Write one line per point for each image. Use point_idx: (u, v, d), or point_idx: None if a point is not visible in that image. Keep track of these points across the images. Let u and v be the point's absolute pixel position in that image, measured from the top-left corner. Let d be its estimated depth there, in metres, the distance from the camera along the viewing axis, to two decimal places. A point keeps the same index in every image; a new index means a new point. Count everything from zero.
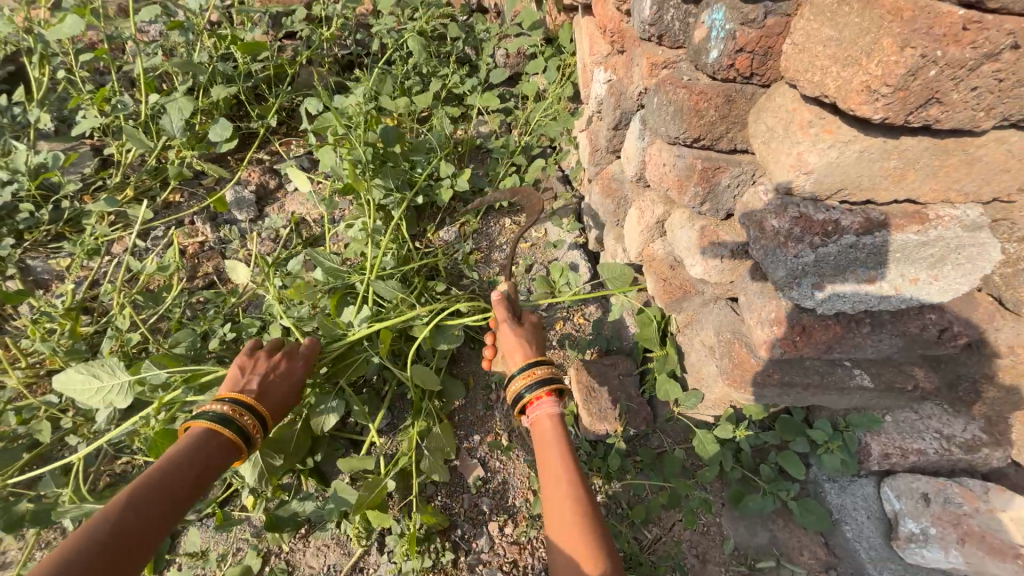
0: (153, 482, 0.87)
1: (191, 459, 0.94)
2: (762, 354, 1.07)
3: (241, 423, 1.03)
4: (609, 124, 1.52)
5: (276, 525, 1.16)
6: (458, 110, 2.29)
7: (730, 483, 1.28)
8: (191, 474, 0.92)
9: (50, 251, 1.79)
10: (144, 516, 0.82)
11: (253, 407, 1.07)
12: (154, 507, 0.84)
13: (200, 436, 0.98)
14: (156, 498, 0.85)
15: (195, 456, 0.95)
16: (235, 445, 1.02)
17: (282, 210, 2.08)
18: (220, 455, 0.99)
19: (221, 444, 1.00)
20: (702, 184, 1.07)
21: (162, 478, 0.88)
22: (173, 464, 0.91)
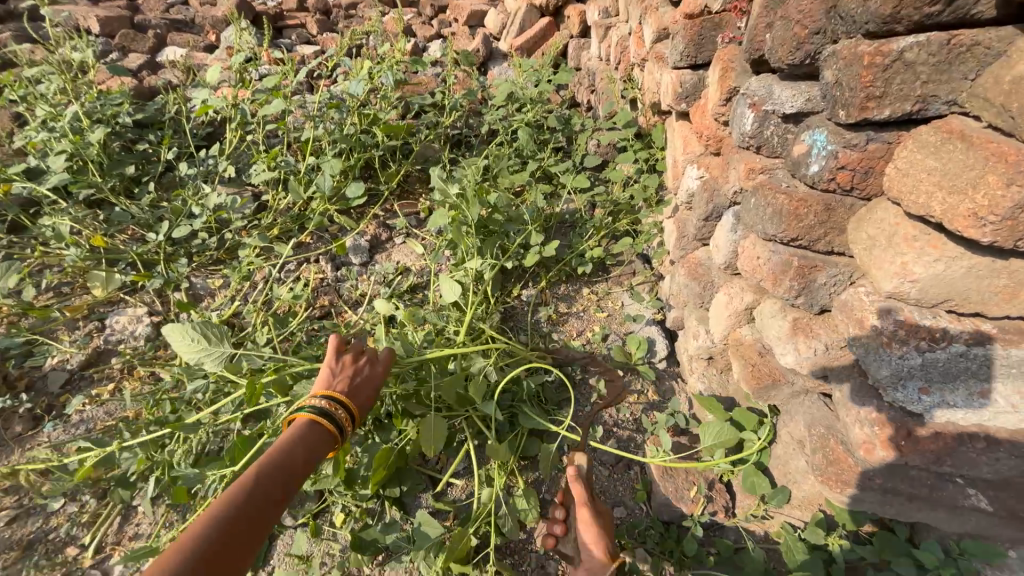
0: (274, 463, 1.03)
1: (301, 446, 1.09)
2: (860, 455, 1.05)
3: (337, 414, 1.19)
4: (700, 215, 1.66)
5: (362, 545, 1.24)
6: (550, 187, 2.56)
7: None
8: (301, 461, 1.07)
9: (209, 273, 2.18)
10: (269, 490, 0.98)
11: (346, 404, 1.22)
12: (274, 486, 0.99)
13: (304, 425, 1.14)
14: (277, 477, 1.01)
15: (302, 443, 1.10)
16: (332, 433, 1.17)
17: (389, 259, 2.38)
18: (320, 443, 1.14)
19: (320, 433, 1.15)
20: (798, 280, 1.15)
21: (280, 461, 1.04)
22: (288, 450, 1.07)
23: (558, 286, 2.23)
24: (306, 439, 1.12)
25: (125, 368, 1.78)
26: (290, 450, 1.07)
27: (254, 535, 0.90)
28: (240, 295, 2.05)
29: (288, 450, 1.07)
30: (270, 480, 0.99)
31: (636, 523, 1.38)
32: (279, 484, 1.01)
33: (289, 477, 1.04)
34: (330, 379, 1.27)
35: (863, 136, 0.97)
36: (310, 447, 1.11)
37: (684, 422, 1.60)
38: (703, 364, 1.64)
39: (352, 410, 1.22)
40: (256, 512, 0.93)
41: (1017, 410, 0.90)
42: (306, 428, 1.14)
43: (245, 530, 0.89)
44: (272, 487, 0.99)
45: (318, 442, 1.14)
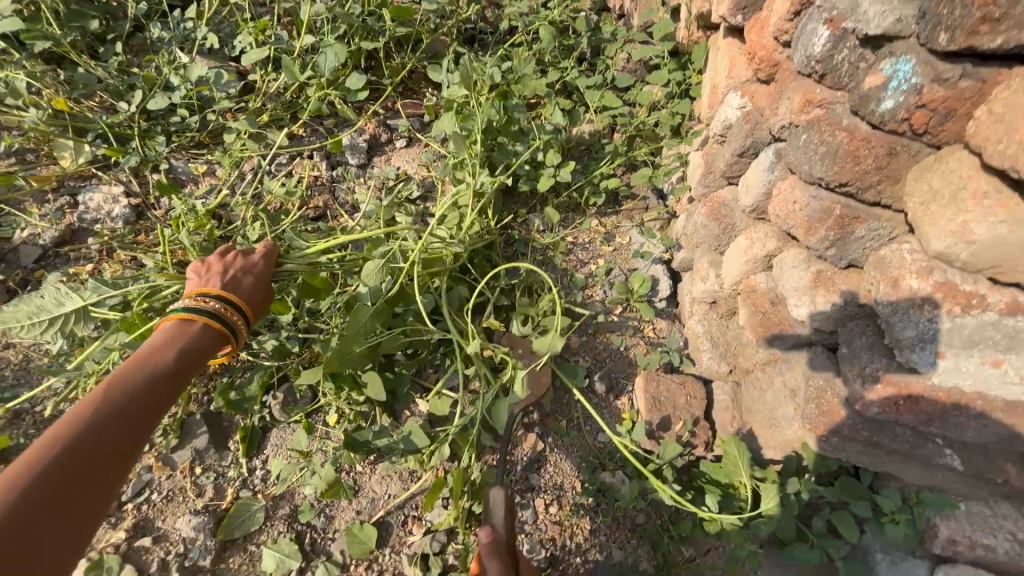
0: (149, 370, 1.05)
1: (170, 352, 1.10)
2: (854, 408, 1.07)
3: (213, 308, 1.19)
4: (734, 149, 1.52)
5: (354, 446, 1.27)
6: (570, 103, 2.33)
7: (776, 525, 1.30)
8: (168, 372, 1.07)
9: (191, 156, 1.98)
10: (146, 398, 1.02)
11: (222, 296, 1.22)
12: (138, 403, 1.00)
13: (174, 328, 1.14)
14: (137, 395, 1.01)
15: (172, 351, 1.10)
16: (213, 328, 1.18)
17: (388, 162, 2.19)
18: (198, 345, 1.15)
19: (198, 332, 1.16)
20: (834, 230, 1.08)
21: (142, 377, 1.03)
22: (149, 364, 1.06)
23: (566, 214, 2.13)
24: (180, 344, 1.12)
25: (103, 250, 1.68)
26: (158, 362, 1.07)
27: (133, 427, 0.97)
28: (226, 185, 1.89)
29: (153, 363, 1.06)
30: (131, 399, 0.98)
31: (618, 449, 1.44)
32: (143, 402, 1.01)
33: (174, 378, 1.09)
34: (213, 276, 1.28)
35: (958, 70, 0.83)
36: (184, 349, 1.12)
37: (678, 361, 1.61)
38: (705, 308, 1.62)
39: (229, 300, 1.22)
40: (116, 429, 0.93)
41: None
42: (180, 328, 1.15)
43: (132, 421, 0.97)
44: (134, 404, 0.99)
45: (194, 344, 1.14)
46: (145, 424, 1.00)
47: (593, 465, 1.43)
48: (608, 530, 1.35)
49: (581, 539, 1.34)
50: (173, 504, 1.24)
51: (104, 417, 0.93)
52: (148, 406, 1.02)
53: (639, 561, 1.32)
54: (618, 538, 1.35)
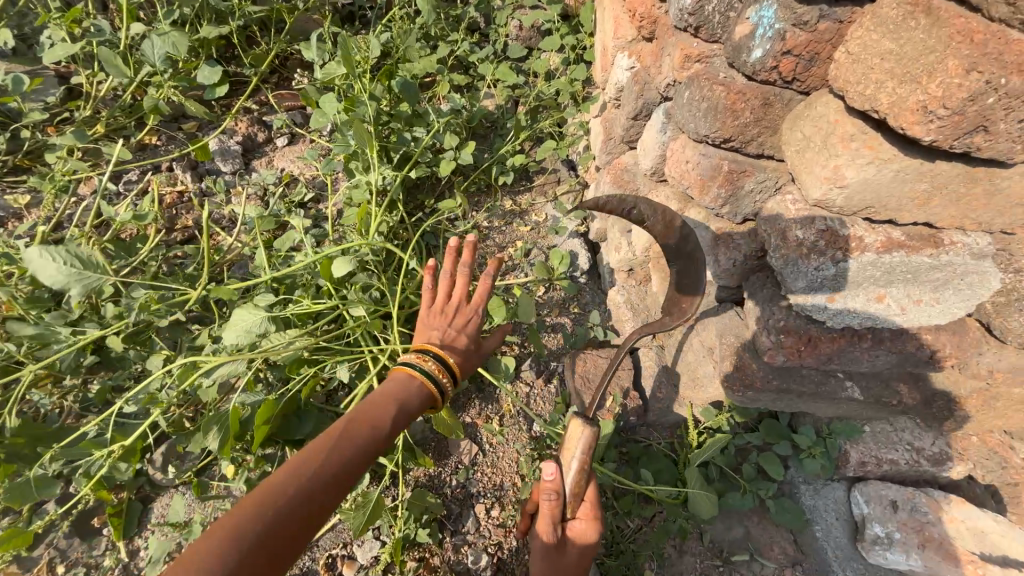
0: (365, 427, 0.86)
1: (393, 405, 0.93)
2: (764, 361, 1.08)
3: (435, 365, 1.03)
4: (629, 113, 1.48)
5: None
6: (465, 79, 2.18)
7: (711, 479, 1.34)
8: (389, 428, 0.90)
9: (5, 185, 1.61)
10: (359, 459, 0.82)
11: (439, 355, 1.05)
12: (353, 455, 0.82)
13: (398, 380, 0.99)
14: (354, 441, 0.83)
15: (392, 404, 0.94)
16: (428, 390, 1.03)
17: (270, 165, 1.93)
18: (416, 406, 0.99)
19: (417, 394, 1.00)
20: (725, 186, 1.07)
21: (360, 421, 0.87)
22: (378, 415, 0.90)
23: (477, 198, 2.02)
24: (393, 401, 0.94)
25: None
26: (377, 413, 0.90)
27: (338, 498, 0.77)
28: (58, 215, 1.55)
29: (375, 414, 0.90)
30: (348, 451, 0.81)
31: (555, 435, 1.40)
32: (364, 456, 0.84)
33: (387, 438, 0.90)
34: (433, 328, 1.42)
35: (816, 11, 0.81)
36: (408, 406, 0.96)
37: (604, 335, 1.59)
38: (624, 278, 1.61)
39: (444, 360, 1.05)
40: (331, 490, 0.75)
41: (902, 312, 0.94)
42: (402, 382, 1.00)
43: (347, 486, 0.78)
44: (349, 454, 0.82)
45: (408, 405, 0.96)
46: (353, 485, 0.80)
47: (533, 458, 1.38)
48: None
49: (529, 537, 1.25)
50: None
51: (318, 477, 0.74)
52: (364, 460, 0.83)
53: None
54: None
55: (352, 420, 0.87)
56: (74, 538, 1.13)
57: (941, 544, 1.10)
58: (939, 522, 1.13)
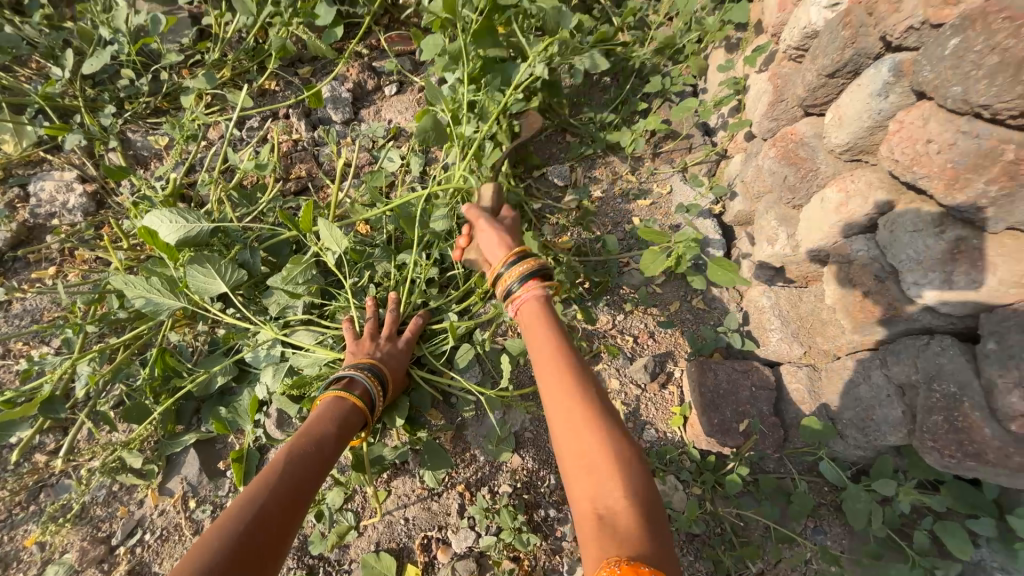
0: (306, 447, 0.90)
1: (330, 425, 0.97)
2: (1007, 426, 0.80)
3: (363, 385, 1.06)
4: (820, 68, 1.13)
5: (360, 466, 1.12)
6: (590, 22, 1.88)
7: (862, 538, 1.10)
8: (329, 444, 0.94)
9: (149, 127, 1.68)
10: (310, 465, 0.88)
11: (372, 367, 1.09)
12: (298, 477, 0.85)
13: (330, 403, 1.02)
14: (290, 476, 0.83)
15: (334, 423, 0.98)
16: (360, 409, 1.04)
17: (378, 115, 1.85)
18: (351, 421, 1.02)
19: (349, 411, 1.02)
20: (1002, 182, 0.75)
21: (299, 449, 0.89)
22: (314, 432, 0.94)
23: (591, 164, 1.79)
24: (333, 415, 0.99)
25: (64, 250, 1.46)
26: (319, 435, 0.94)
27: (298, 509, 0.81)
28: (190, 159, 1.60)
29: (315, 435, 0.94)
30: (284, 484, 0.81)
31: (668, 449, 1.24)
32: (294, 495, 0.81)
33: (326, 457, 0.92)
34: (360, 350, 1.15)
35: None
36: (339, 428, 0.98)
37: (737, 343, 1.34)
38: (773, 278, 1.34)
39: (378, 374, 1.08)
40: (272, 525, 0.75)
41: None
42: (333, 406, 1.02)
43: (294, 504, 0.80)
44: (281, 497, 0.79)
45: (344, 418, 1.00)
46: (296, 522, 0.79)
47: None
48: None
49: None
50: (169, 546, 1.10)
51: (260, 516, 0.74)
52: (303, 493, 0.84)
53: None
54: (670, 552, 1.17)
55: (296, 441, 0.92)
56: (203, 476, 1.15)
57: None
58: None
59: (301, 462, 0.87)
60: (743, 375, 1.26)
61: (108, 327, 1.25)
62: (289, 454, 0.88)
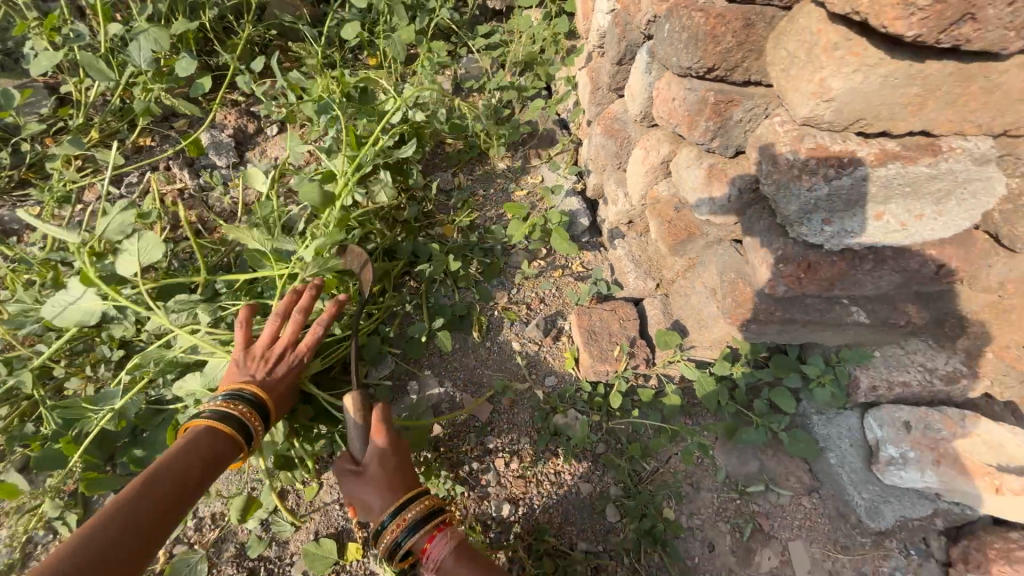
0: (168, 476, 0.88)
1: (199, 454, 0.93)
2: (765, 292, 1.08)
3: (239, 413, 1.02)
4: (613, 59, 1.44)
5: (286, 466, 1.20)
6: (447, 48, 2.14)
7: (724, 417, 1.35)
8: (196, 474, 0.91)
9: (16, 199, 1.66)
10: (168, 498, 0.86)
11: (253, 394, 1.06)
12: (154, 512, 0.83)
13: (201, 430, 0.97)
14: (142, 512, 0.81)
15: (203, 451, 0.95)
16: (234, 439, 1.00)
17: (262, 154, 1.95)
18: (224, 449, 0.98)
19: (221, 439, 0.98)
20: (714, 119, 1.04)
21: (160, 478, 0.86)
22: (181, 461, 0.90)
23: (469, 167, 2.01)
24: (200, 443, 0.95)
25: None
26: (185, 464, 0.91)
27: (141, 549, 0.78)
28: (66, 222, 1.60)
29: (180, 463, 0.90)
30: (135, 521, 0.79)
31: (566, 389, 1.42)
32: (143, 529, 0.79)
33: (189, 489, 0.90)
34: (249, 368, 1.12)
35: None
36: (208, 456, 0.95)
37: (607, 289, 1.58)
38: (625, 230, 1.61)
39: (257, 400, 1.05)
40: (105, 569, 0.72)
41: (903, 228, 0.94)
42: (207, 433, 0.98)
43: (137, 543, 0.78)
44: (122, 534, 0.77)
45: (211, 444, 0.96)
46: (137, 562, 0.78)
47: (546, 412, 1.39)
48: (570, 469, 1.34)
49: (545, 487, 1.31)
50: None
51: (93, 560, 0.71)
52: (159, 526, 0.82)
53: (608, 489, 1.30)
54: (583, 473, 1.32)
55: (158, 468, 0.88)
56: None
57: (955, 457, 1.14)
58: (954, 437, 1.15)
59: (158, 495, 0.84)
60: (613, 312, 1.50)
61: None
62: (149, 482, 0.85)
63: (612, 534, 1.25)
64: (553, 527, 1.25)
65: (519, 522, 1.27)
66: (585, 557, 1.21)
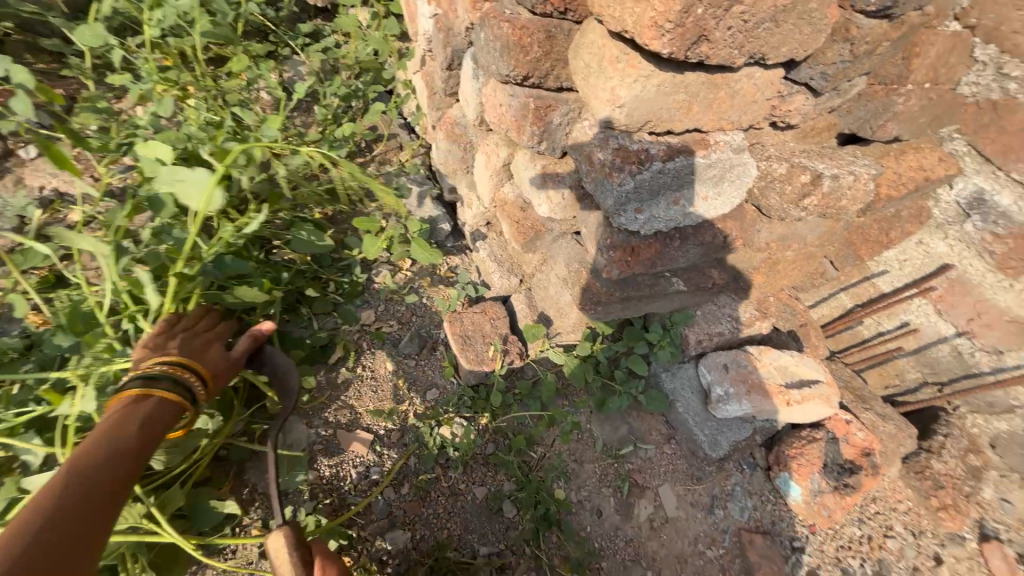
0: (105, 453, 0.85)
1: (133, 430, 0.91)
2: (605, 278, 1.19)
3: (167, 379, 0.99)
4: (442, 64, 1.45)
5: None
6: (264, 49, 1.92)
7: (594, 392, 1.47)
8: (128, 456, 0.87)
9: None
10: (105, 475, 0.83)
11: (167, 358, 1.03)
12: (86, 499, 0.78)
13: (128, 403, 0.94)
14: (81, 489, 0.78)
15: (138, 427, 0.92)
16: (172, 402, 0.98)
17: (19, 185, 1.52)
18: (165, 421, 0.96)
19: (158, 407, 0.96)
20: (537, 123, 1.10)
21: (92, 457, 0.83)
22: (110, 443, 0.87)
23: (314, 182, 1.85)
24: (139, 420, 0.93)
25: None
26: (126, 438, 0.89)
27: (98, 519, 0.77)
28: None
29: (113, 446, 0.87)
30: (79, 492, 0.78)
31: (449, 399, 1.41)
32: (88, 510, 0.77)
33: (128, 467, 0.87)
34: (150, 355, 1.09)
35: None
36: (143, 428, 0.92)
37: (474, 291, 1.60)
38: (484, 231, 1.66)
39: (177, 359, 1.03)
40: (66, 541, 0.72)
41: (695, 209, 1.11)
42: (132, 405, 0.95)
43: (94, 510, 0.78)
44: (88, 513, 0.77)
45: (153, 416, 0.94)
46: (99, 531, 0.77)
47: (430, 426, 1.36)
48: (463, 478, 1.33)
49: (439, 502, 1.29)
50: None
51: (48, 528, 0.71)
52: (100, 504, 0.79)
53: (502, 487, 1.34)
54: (477, 478, 1.34)
55: (94, 443, 0.86)
56: None
57: (760, 385, 1.39)
58: (756, 369, 1.42)
59: (94, 475, 0.81)
60: (483, 313, 1.53)
61: None
62: (86, 460, 0.83)
63: (511, 530, 1.29)
64: (454, 540, 1.26)
65: (414, 547, 1.24)
66: (488, 560, 1.24)
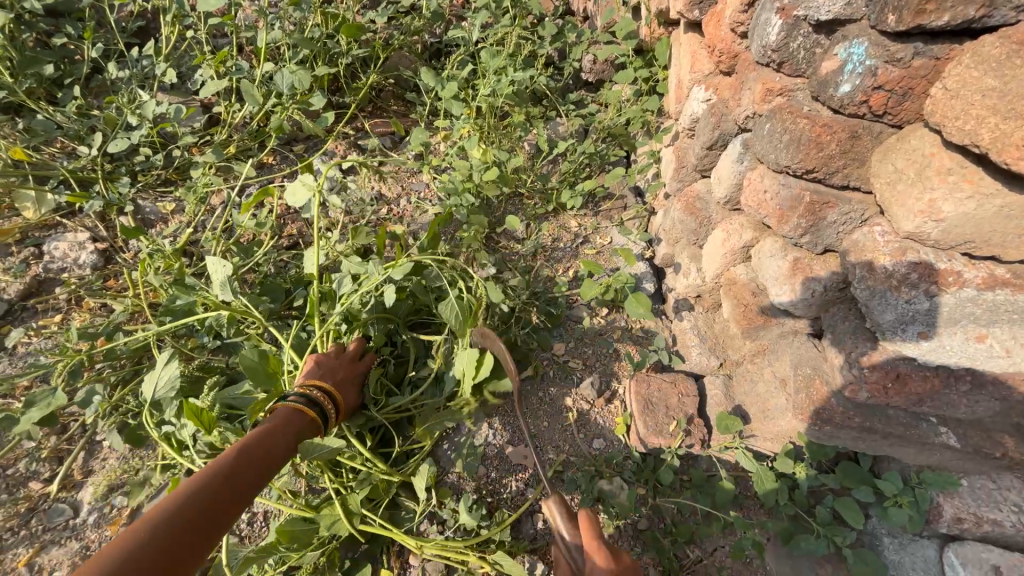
0: (256, 443, 1.10)
1: (286, 436, 1.17)
2: (845, 395, 1.08)
3: (320, 405, 1.28)
4: (703, 142, 1.52)
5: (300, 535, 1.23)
6: (540, 111, 2.32)
7: (780, 519, 1.27)
8: (271, 456, 1.11)
9: (158, 195, 1.94)
10: (252, 465, 1.06)
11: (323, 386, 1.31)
12: (233, 481, 1.00)
13: (288, 414, 1.21)
14: (239, 467, 1.03)
15: (286, 437, 1.16)
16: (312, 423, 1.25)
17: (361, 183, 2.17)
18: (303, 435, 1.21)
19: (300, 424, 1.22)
20: (807, 217, 1.07)
21: (253, 447, 1.09)
22: (273, 439, 1.14)
23: (545, 222, 2.10)
24: (290, 433, 1.18)
25: (71, 299, 1.65)
26: (273, 445, 1.13)
27: (237, 497, 0.99)
28: (195, 220, 1.83)
29: (268, 442, 1.12)
30: (233, 472, 1.01)
31: (613, 455, 1.42)
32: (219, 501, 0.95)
33: (270, 459, 1.11)
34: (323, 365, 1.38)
35: (910, 49, 0.82)
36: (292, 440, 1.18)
37: (666, 359, 1.57)
38: (691, 303, 1.62)
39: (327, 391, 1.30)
40: (210, 509, 0.93)
41: (1011, 356, 0.86)
42: (289, 417, 1.21)
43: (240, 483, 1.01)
44: (232, 487, 0.99)
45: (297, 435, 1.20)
46: (235, 506, 0.98)
47: (590, 474, 1.39)
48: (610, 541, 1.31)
49: None
50: None
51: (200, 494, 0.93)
52: (228, 504, 0.97)
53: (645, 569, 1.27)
54: (622, 547, 1.30)
55: (257, 441, 1.11)
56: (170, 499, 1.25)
57: None
58: None
59: (246, 461, 1.05)
60: (672, 385, 1.49)
61: (126, 362, 1.45)
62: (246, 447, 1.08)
63: None
64: None
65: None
66: None
